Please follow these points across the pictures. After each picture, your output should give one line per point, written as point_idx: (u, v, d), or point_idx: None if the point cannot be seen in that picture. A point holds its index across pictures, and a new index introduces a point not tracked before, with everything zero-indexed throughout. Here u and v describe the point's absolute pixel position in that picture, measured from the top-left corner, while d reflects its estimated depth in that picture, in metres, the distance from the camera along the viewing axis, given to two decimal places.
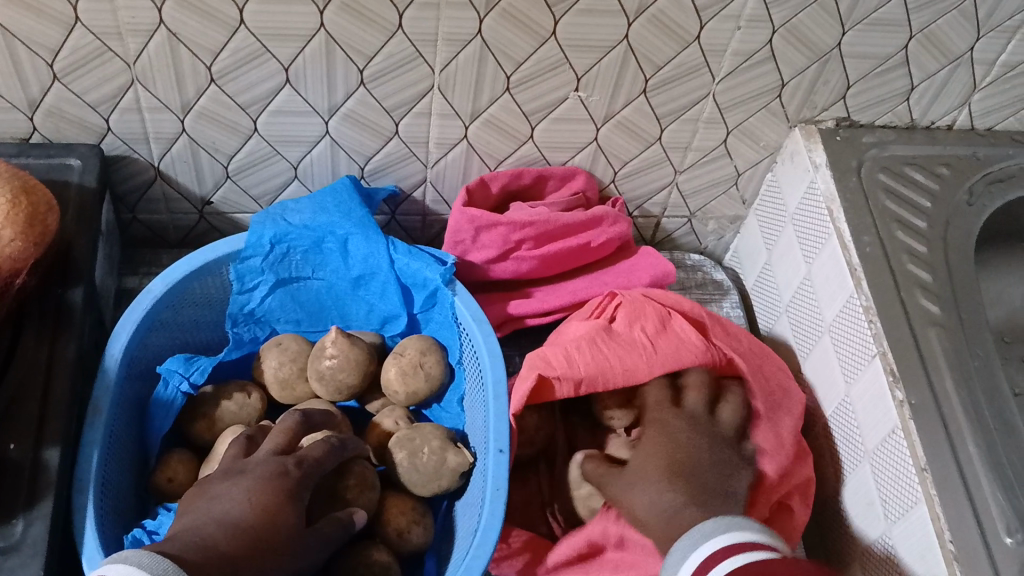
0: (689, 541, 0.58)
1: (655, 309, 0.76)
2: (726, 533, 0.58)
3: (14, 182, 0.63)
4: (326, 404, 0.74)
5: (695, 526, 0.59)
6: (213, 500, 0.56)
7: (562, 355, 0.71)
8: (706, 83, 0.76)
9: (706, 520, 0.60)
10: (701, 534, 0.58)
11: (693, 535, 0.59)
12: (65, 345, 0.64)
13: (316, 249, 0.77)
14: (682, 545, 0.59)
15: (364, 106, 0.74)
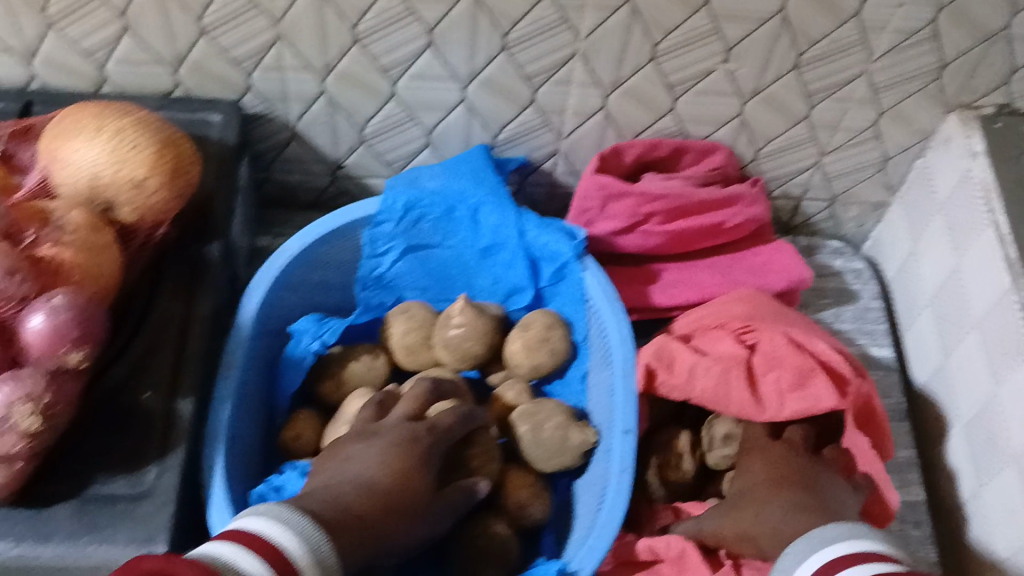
0: (807, 543, 0.53)
1: (800, 360, 0.67)
2: (847, 541, 0.51)
3: (162, 132, 0.63)
4: (450, 372, 0.73)
5: (817, 529, 0.54)
6: (347, 463, 0.56)
7: (684, 366, 0.68)
8: (863, 60, 0.72)
9: (830, 526, 0.54)
10: (828, 537, 0.52)
11: (814, 538, 0.53)
12: (202, 298, 0.65)
13: (447, 218, 0.76)
14: (797, 547, 0.53)
15: (504, 72, 0.72)
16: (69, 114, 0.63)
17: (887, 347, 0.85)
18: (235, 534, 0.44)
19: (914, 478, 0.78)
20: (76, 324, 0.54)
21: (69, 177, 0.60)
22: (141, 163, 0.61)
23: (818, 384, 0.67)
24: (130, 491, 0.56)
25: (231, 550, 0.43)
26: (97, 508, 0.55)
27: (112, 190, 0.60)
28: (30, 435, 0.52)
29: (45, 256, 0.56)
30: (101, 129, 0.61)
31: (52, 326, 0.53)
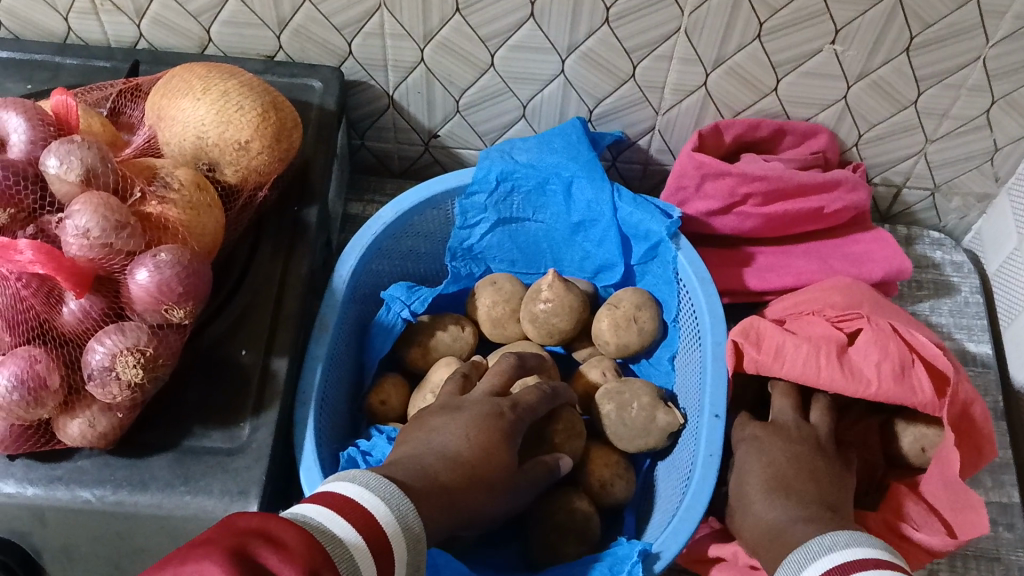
0: (804, 554, 0.50)
1: (899, 349, 0.64)
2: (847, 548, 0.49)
3: (265, 96, 0.63)
4: (536, 347, 0.73)
5: (820, 537, 0.51)
6: (432, 433, 0.56)
7: (775, 343, 0.65)
8: (979, 45, 0.69)
9: (832, 535, 0.51)
10: (826, 545, 0.50)
11: (812, 548, 0.50)
12: (298, 260, 0.66)
13: (540, 191, 0.75)
14: (797, 557, 0.50)
15: (605, 46, 0.71)
16: (178, 74, 0.64)
17: (986, 342, 0.82)
18: (326, 496, 0.44)
19: (1008, 480, 0.75)
20: (180, 280, 0.55)
21: (175, 136, 0.61)
22: (246, 125, 0.61)
23: (918, 375, 0.63)
24: (225, 445, 0.58)
25: (327, 513, 0.42)
26: (195, 460, 0.57)
27: (216, 151, 0.61)
28: (131, 386, 0.54)
29: (152, 212, 0.57)
30: (207, 90, 0.61)
31: (157, 281, 0.54)
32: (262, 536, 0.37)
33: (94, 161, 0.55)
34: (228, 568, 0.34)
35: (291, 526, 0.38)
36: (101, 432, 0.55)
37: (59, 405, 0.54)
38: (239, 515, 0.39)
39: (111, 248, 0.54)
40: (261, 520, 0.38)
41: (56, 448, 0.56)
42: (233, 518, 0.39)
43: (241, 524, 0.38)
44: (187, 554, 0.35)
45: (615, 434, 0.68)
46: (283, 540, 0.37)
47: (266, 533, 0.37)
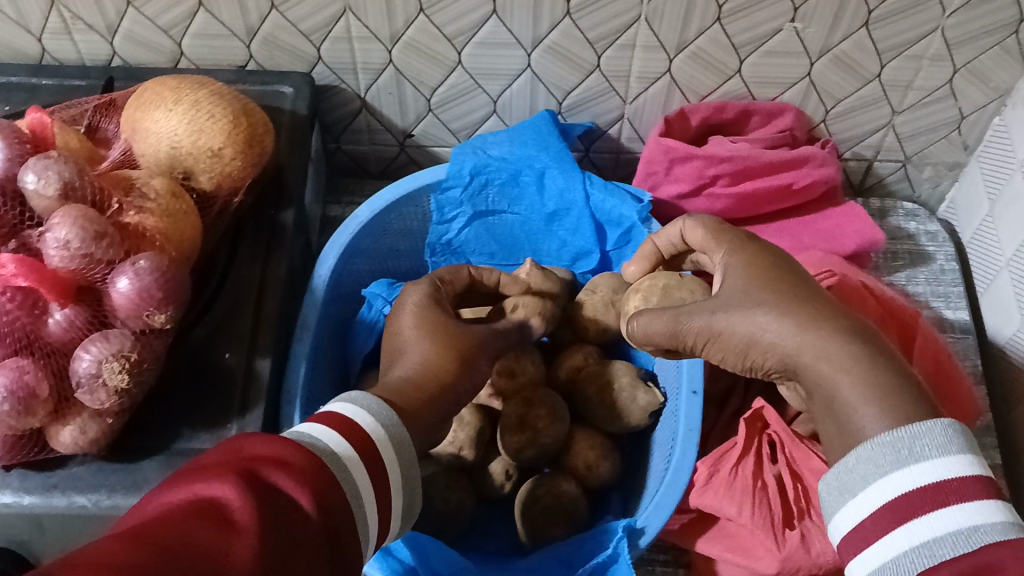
0: (883, 454, 0.41)
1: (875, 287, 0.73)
2: (942, 456, 0.40)
3: (235, 104, 0.65)
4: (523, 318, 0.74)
5: (909, 428, 0.41)
6: None
7: None
8: (936, 16, 0.70)
9: (930, 423, 0.42)
10: (920, 445, 0.41)
11: (898, 445, 0.41)
12: (277, 262, 0.67)
13: (513, 183, 0.77)
14: (876, 453, 0.42)
15: (569, 38, 0.72)
16: (149, 86, 0.65)
17: (963, 309, 0.83)
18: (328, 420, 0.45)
19: (991, 443, 0.76)
20: (160, 285, 0.56)
21: (150, 147, 0.63)
22: (217, 132, 0.63)
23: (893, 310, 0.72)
24: (215, 446, 0.59)
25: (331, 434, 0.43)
26: (185, 461, 0.58)
27: (190, 159, 0.63)
28: (118, 391, 0.56)
29: (130, 222, 0.58)
30: (178, 101, 0.63)
31: (137, 287, 0.56)
32: (268, 458, 0.38)
33: (71, 175, 0.57)
34: (240, 488, 0.35)
35: (287, 444, 0.40)
36: (93, 437, 0.56)
37: (49, 413, 0.56)
38: (246, 436, 0.40)
39: (92, 259, 0.56)
40: (265, 445, 0.39)
41: (49, 457, 0.58)
42: (238, 442, 0.40)
43: (248, 447, 0.39)
44: (196, 473, 0.36)
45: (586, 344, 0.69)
46: (286, 458, 0.39)
47: (270, 455, 0.39)
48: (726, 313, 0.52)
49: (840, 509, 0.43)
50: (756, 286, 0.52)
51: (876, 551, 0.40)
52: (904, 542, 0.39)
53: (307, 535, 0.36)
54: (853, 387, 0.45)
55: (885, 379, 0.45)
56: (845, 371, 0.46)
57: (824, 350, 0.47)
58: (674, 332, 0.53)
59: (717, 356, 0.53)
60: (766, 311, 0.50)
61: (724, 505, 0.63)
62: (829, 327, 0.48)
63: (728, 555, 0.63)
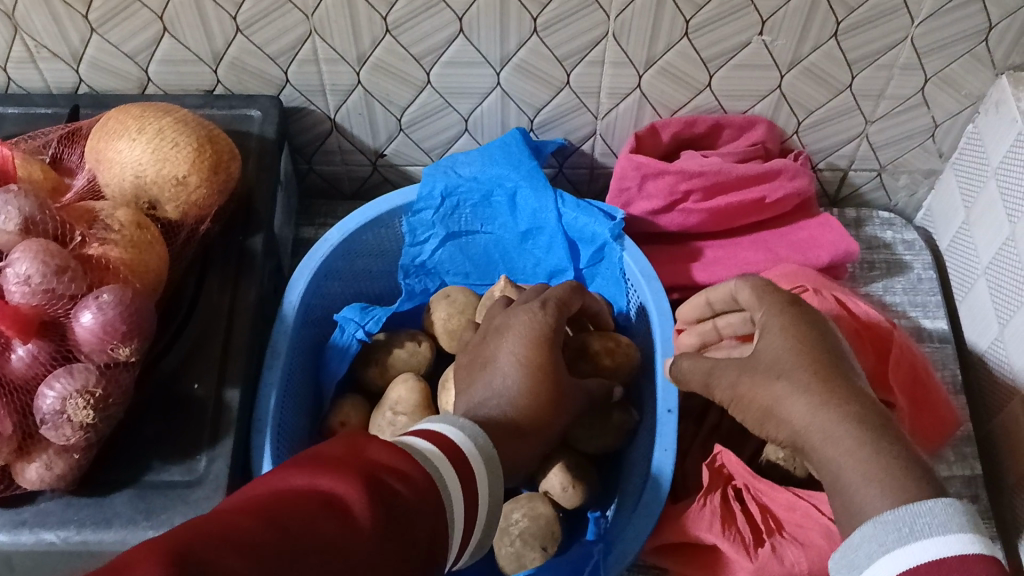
0: (885, 531, 0.45)
1: (844, 317, 0.69)
2: (944, 533, 0.44)
3: (199, 131, 0.64)
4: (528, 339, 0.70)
5: (908, 508, 0.45)
6: None
7: None
8: (905, 26, 0.70)
9: (928, 503, 0.45)
10: (926, 521, 0.44)
11: (900, 522, 0.44)
12: (246, 289, 0.66)
13: (485, 203, 0.76)
14: (881, 531, 0.45)
15: (537, 56, 0.72)
16: (113, 115, 0.65)
17: (941, 317, 0.83)
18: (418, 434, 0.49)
19: (970, 452, 0.76)
20: (124, 318, 0.56)
21: (114, 177, 0.62)
22: (182, 160, 0.62)
23: (860, 341, 0.69)
24: (184, 478, 0.59)
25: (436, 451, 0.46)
26: (155, 494, 0.58)
27: (155, 188, 0.62)
28: (83, 426, 0.55)
29: (94, 254, 0.58)
30: (142, 129, 0.63)
31: (101, 321, 0.55)
32: (387, 468, 0.42)
33: (32, 209, 0.57)
34: (357, 488, 0.39)
35: (391, 450, 0.43)
36: (60, 474, 0.56)
37: (14, 450, 0.55)
38: (371, 439, 0.44)
39: (53, 294, 0.55)
40: (386, 451, 0.43)
41: (17, 493, 0.57)
42: (353, 438, 0.44)
43: (370, 452, 0.43)
44: (324, 467, 0.40)
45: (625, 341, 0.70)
46: (405, 470, 0.42)
47: (388, 463, 0.42)
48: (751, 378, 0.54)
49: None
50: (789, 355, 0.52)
51: None
52: None
53: (409, 543, 0.40)
54: (857, 473, 0.47)
55: (888, 465, 0.47)
56: (851, 454, 0.48)
57: (834, 429, 0.49)
58: (707, 381, 0.57)
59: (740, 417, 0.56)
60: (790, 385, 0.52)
61: (691, 529, 0.63)
62: (847, 406, 0.50)
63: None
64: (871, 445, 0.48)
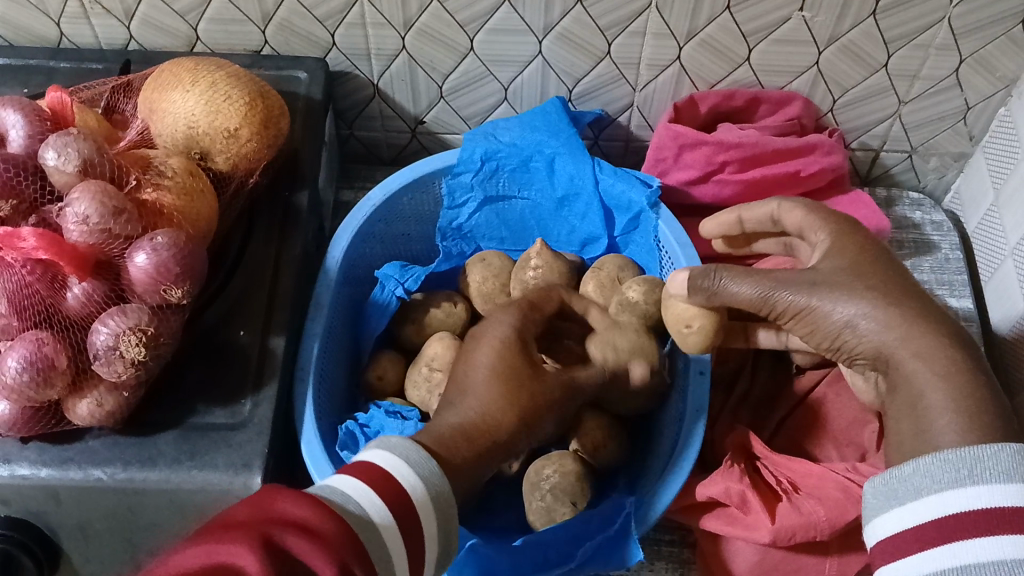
0: (943, 470, 0.45)
1: None
2: (1004, 486, 0.43)
3: (252, 86, 0.66)
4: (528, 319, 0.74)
5: (973, 451, 0.44)
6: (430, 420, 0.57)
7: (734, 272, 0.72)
8: (943, 5, 0.71)
9: (996, 447, 0.44)
10: (996, 470, 0.43)
11: (960, 464, 0.44)
12: (291, 243, 0.68)
13: (523, 168, 0.78)
14: (935, 469, 0.45)
15: (580, 25, 0.73)
16: (167, 68, 0.66)
17: (967, 297, 0.84)
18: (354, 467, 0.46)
19: None
20: (177, 261, 0.57)
21: (167, 127, 0.64)
22: (234, 113, 0.63)
23: None
24: (228, 421, 0.60)
25: (366, 492, 0.44)
26: (199, 435, 0.59)
27: (207, 140, 0.64)
28: (134, 364, 0.56)
29: (149, 200, 0.59)
30: (196, 82, 0.64)
31: (155, 262, 0.56)
32: (299, 522, 0.38)
33: (90, 152, 0.58)
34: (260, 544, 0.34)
35: (315, 505, 0.39)
36: (109, 410, 0.57)
37: (67, 385, 0.56)
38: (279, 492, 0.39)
39: (110, 234, 0.56)
40: (299, 503, 0.39)
41: (66, 429, 0.58)
42: (276, 490, 0.40)
43: (282, 507, 0.38)
44: (217, 534, 0.35)
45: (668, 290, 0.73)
46: (312, 524, 0.38)
47: (301, 522, 0.38)
48: (826, 288, 0.52)
49: (885, 513, 0.47)
50: (845, 266, 0.53)
51: (907, 512, 0.45)
52: (940, 506, 0.44)
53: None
54: (940, 398, 0.48)
55: (972, 390, 0.47)
56: (937, 374, 0.48)
57: (922, 349, 0.49)
58: (764, 298, 0.55)
59: (808, 330, 0.55)
60: (842, 289, 0.52)
61: (707, 488, 0.65)
62: (932, 330, 0.50)
63: (730, 529, 0.64)
64: (951, 370, 0.48)
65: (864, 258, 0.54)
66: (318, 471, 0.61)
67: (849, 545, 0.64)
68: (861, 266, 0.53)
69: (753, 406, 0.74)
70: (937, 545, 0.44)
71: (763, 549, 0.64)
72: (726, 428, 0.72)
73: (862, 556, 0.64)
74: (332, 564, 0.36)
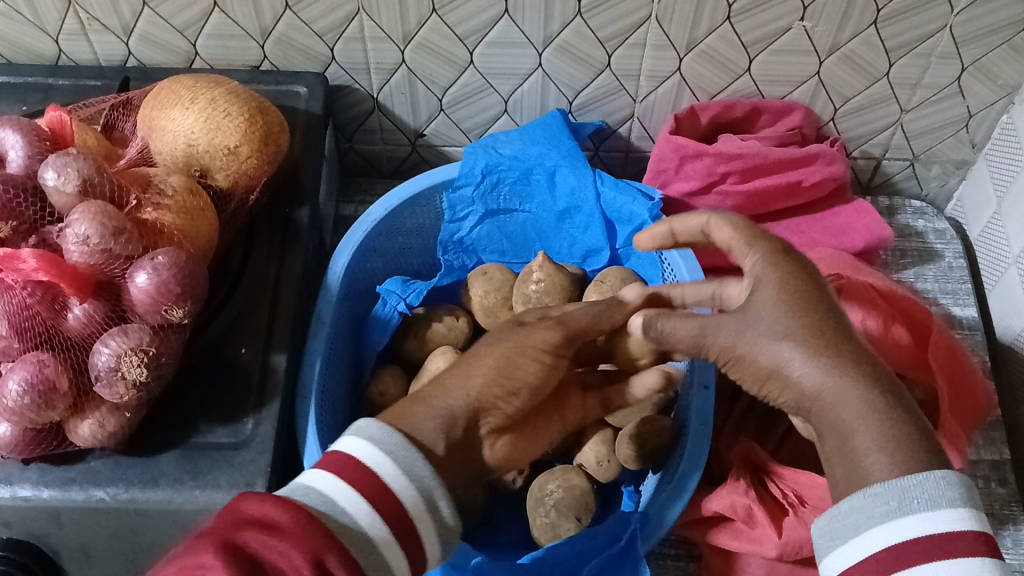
0: (876, 503, 0.41)
1: (885, 308, 0.72)
2: (937, 514, 0.40)
3: (251, 102, 0.65)
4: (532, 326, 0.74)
5: (904, 478, 0.41)
6: None
7: None
8: (944, 13, 0.70)
9: (927, 473, 0.41)
10: (922, 498, 0.40)
11: (889, 496, 0.41)
12: (292, 259, 0.68)
13: (524, 181, 0.78)
14: (870, 502, 0.41)
15: (579, 37, 0.73)
16: (166, 85, 0.66)
17: (972, 306, 0.83)
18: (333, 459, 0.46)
19: (998, 437, 0.76)
20: (177, 280, 0.56)
21: (167, 145, 0.63)
22: (234, 130, 0.63)
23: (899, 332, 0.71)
24: (230, 440, 0.60)
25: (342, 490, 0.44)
26: (202, 455, 0.59)
27: (207, 157, 0.63)
28: (136, 385, 0.56)
29: (149, 219, 0.59)
30: (195, 99, 0.64)
31: (155, 282, 0.56)
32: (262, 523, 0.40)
33: (90, 171, 0.57)
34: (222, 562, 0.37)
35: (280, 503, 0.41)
36: (111, 431, 0.56)
37: (68, 407, 0.56)
38: (245, 495, 0.41)
39: (110, 254, 0.56)
40: (260, 500, 0.40)
41: (67, 450, 0.58)
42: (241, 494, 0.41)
43: (244, 508, 0.40)
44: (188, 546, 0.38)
45: None
46: (277, 520, 0.40)
47: (263, 520, 0.40)
48: (751, 333, 0.47)
49: (830, 554, 0.42)
50: (783, 306, 0.47)
51: (854, 553, 0.41)
52: (877, 540, 0.41)
53: None
54: (865, 440, 0.43)
55: (901, 432, 0.42)
56: (861, 420, 0.43)
57: (847, 395, 0.44)
58: (698, 343, 0.50)
59: (739, 375, 0.50)
60: (765, 330, 0.47)
61: (714, 503, 0.65)
62: (857, 375, 0.44)
63: (737, 544, 0.64)
64: (883, 417, 0.43)
65: (795, 286, 0.48)
66: None
67: None
68: (789, 300, 0.47)
69: (758, 418, 0.73)
70: None
71: (770, 564, 0.64)
72: (731, 441, 0.72)
73: None
74: (300, 557, 0.39)
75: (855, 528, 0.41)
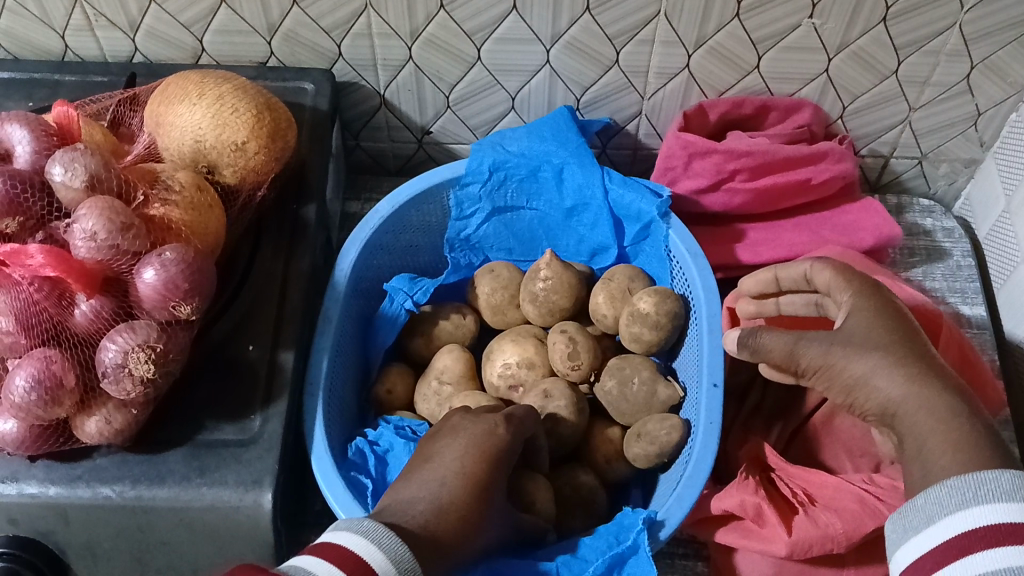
0: (949, 495, 0.46)
1: None
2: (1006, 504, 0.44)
3: (259, 98, 0.65)
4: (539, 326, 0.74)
5: (976, 476, 0.46)
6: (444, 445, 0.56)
7: None
8: (953, 11, 0.70)
9: (995, 473, 0.46)
10: (990, 492, 0.45)
11: (965, 488, 0.46)
12: (300, 255, 0.68)
13: (532, 178, 0.77)
14: (943, 495, 0.46)
15: (588, 34, 0.73)
16: (174, 81, 0.66)
17: (980, 304, 0.83)
18: (331, 552, 0.43)
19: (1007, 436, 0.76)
20: (186, 276, 0.56)
21: (174, 141, 0.63)
22: (241, 126, 0.63)
23: None
24: (238, 437, 0.59)
25: None
26: (209, 452, 0.58)
27: (214, 153, 0.63)
28: (144, 381, 0.56)
29: (156, 215, 0.58)
30: (202, 95, 0.63)
31: (163, 278, 0.56)
32: None
33: (98, 167, 0.57)
34: None
35: None
36: (118, 428, 0.56)
37: (75, 404, 0.56)
38: None
39: (118, 250, 0.55)
40: None
41: (74, 447, 0.58)
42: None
43: None
44: None
45: (680, 299, 0.72)
46: None
47: None
48: (844, 345, 0.54)
49: (903, 545, 0.47)
50: (874, 324, 0.54)
51: (926, 537, 0.46)
52: (950, 525, 0.45)
53: None
54: (942, 444, 0.49)
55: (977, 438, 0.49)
56: (939, 427, 0.50)
57: (931, 403, 0.51)
58: (791, 353, 0.55)
59: (822, 386, 0.56)
60: (859, 348, 0.53)
61: (722, 502, 0.64)
62: (941, 390, 0.51)
63: (745, 542, 0.63)
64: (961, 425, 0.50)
65: (883, 314, 0.55)
66: (330, 489, 0.61)
67: (865, 557, 0.64)
68: (883, 331, 0.54)
69: (767, 416, 0.73)
70: (946, 562, 0.44)
71: (779, 563, 0.63)
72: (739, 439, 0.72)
73: (879, 568, 0.63)
74: None
75: (929, 517, 0.46)
